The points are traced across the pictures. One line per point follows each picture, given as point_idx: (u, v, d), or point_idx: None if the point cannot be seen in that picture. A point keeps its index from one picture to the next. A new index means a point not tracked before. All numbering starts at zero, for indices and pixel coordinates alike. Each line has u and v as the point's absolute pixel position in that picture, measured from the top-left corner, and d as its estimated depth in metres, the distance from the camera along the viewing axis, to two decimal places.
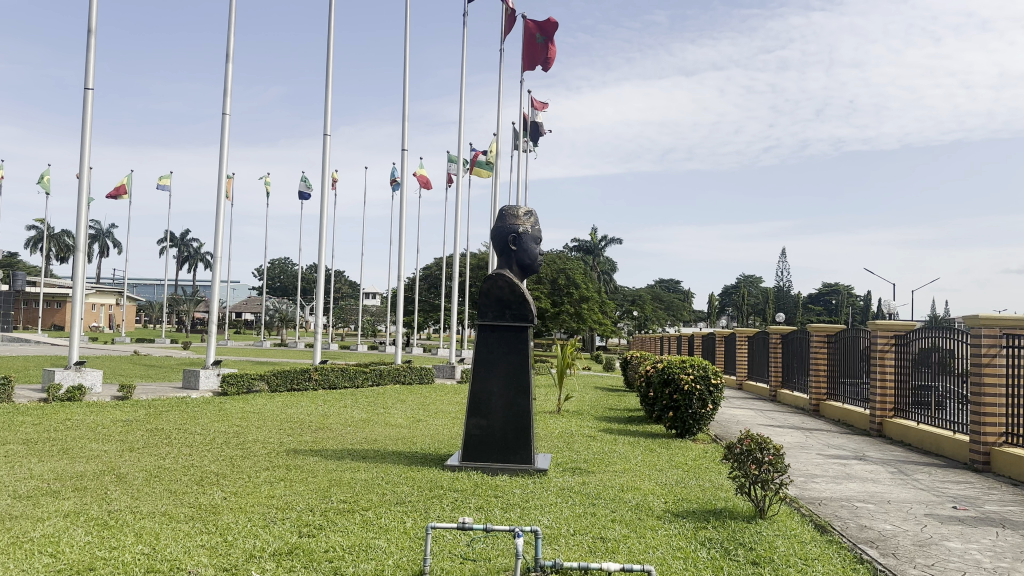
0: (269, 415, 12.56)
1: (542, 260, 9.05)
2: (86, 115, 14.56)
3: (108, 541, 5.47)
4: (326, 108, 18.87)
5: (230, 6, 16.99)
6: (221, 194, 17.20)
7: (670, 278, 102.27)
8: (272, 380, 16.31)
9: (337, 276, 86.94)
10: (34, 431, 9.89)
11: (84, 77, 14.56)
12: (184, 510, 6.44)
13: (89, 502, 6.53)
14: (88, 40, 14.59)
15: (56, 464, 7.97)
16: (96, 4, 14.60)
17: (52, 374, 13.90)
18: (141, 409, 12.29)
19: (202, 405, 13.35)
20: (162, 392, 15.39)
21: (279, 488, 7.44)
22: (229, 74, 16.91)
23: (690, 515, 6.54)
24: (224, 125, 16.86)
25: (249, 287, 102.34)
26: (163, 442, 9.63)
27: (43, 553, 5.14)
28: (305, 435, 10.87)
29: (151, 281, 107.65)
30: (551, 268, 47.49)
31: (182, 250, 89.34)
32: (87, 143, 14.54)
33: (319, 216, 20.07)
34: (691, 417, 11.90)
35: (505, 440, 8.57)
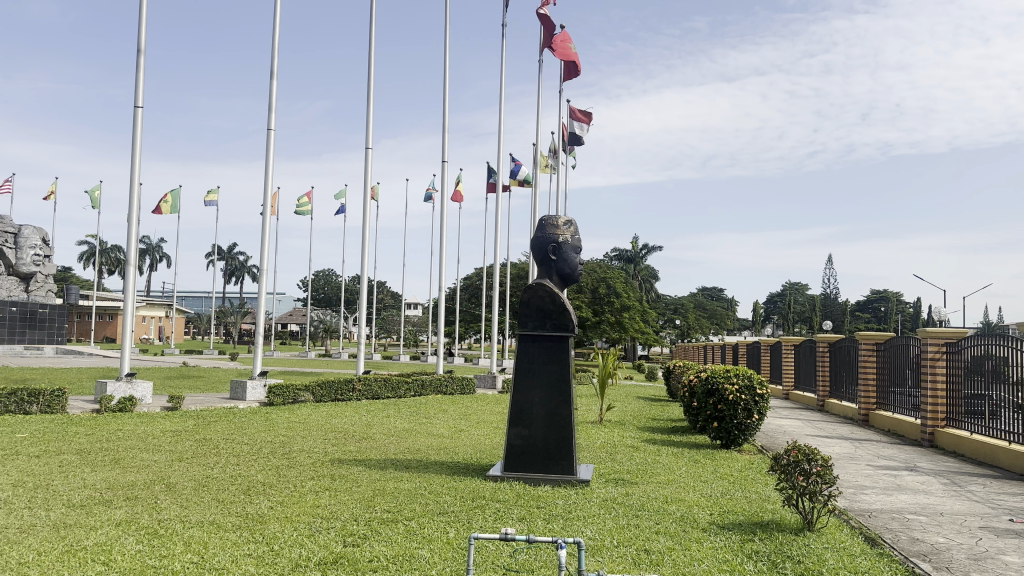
0: (314, 425, 12.73)
1: (582, 269, 9.02)
2: (136, 133, 15.01)
3: (159, 550, 5.59)
4: (368, 121, 19.14)
5: (274, 23, 17.35)
6: (266, 207, 17.51)
7: (713, 286, 101.11)
8: (317, 391, 16.54)
9: (379, 287, 87.92)
10: (87, 442, 10.19)
11: (135, 95, 15.01)
12: (232, 519, 6.56)
13: (140, 511, 6.70)
14: (138, 59, 15.06)
15: (109, 474, 8.19)
16: (145, 24, 15.05)
17: (104, 386, 14.31)
18: (190, 420, 12.57)
19: (248, 415, 13.59)
20: (210, 403, 15.72)
21: (324, 497, 7.52)
22: (273, 91, 17.25)
23: (736, 527, 6.43)
24: (269, 140, 17.22)
25: (294, 298, 104.29)
26: (211, 452, 9.84)
27: (96, 561, 5.28)
28: (349, 445, 10.98)
29: (200, 293, 110.46)
30: (592, 277, 47.35)
31: (230, 263, 91.31)
32: (138, 160, 14.99)
33: (361, 228, 20.30)
34: (737, 427, 11.71)
35: (548, 450, 8.54)
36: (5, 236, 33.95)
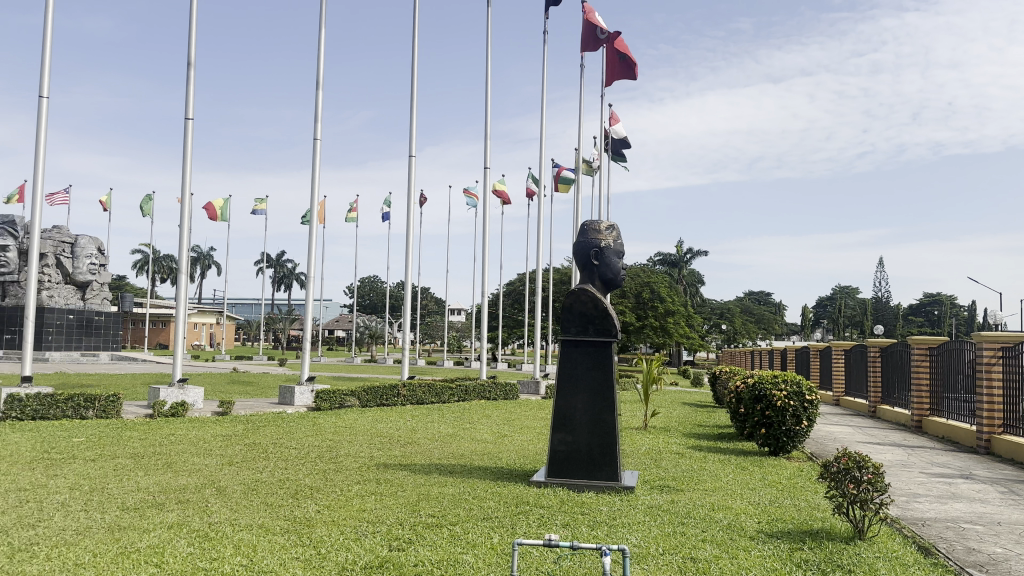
0: (360, 430, 12.89)
1: (625, 274, 8.98)
2: (186, 144, 15.41)
3: (209, 553, 5.72)
4: (411, 129, 19.35)
5: (319, 35, 17.64)
6: (313, 215, 17.82)
7: (760, 290, 99.61)
8: (363, 396, 16.74)
9: (424, 293, 88.67)
10: (141, 446, 10.48)
11: (185, 107, 15.43)
12: (280, 523, 6.68)
13: (191, 514, 6.87)
14: (188, 72, 15.46)
15: (161, 478, 8.41)
16: (194, 39, 15.48)
17: (158, 391, 14.67)
18: (240, 424, 12.84)
19: (296, 420, 13.82)
20: (260, 408, 16.02)
21: (370, 501, 7.61)
22: (320, 102, 17.56)
23: (785, 536, 6.31)
24: (315, 149, 17.51)
25: (341, 304, 105.84)
26: (260, 456, 10.04)
27: (149, 563, 5.42)
28: (393, 450, 11.09)
29: (249, 299, 112.95)
30: (636, 282, 47.04)
31: (278, 271, 93.18)
32: (188, 169, 15.39)
33: (405, 235, 20.48)
34: (785, 434, 11.50)
35: (592, 456, 8.50)
36: (63, 245, 35.08)
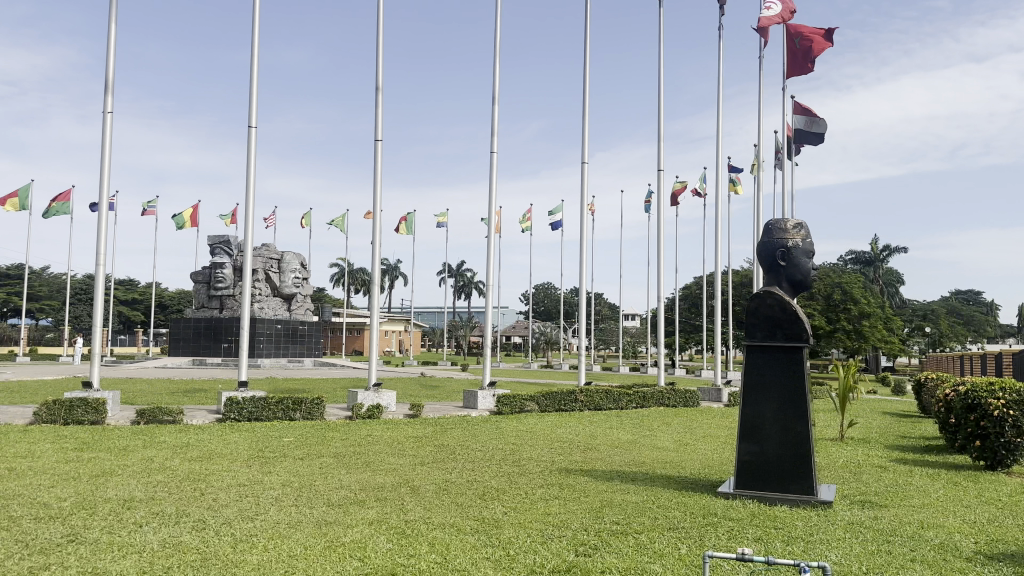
0: (541, 435, 13.11)
1: (816, 275, 8.47)
2: (377, 164, 15.72)
3: (407, 549, 6.06)
4: (585, 137, 19.40)
5: (495, 51, 17.69)
6: (491, 226, 18.35)
7: (970, 289, 90.08)
8: (542, 401, 17.04)
9: (598, 300, 88.82)
10: (343, 446, 11.31)
11: (375, 128, 15.78)
12: (470, 523, 6.95)
13: (389, 511, 7.32)
14: (376, 95, 15.84)
15: (362, 476, 9.03)
16: (381, 62, 15.86)
17: (356, 394, 15.76)
18: (430, 427, 13.49)
19: (481, 424, 14.32)
20: (446, 411, 16.74)
21: (554, 506, 7.71)
22: (496, 116, 18.02)
23: (1012, 560, 5.63)
24: (493, 161, 17.98)
25: (518, 311, 108.57)
26: (449, 458, 10.50)
27: (353, 557, 5.83)
28: (575, 455, 11.17)
29: (432, 307, 118.92)
30: (824, 283, 44.19)
31: (458, 280, 97.30)
32: (379, 187, 15.62)
33: (579, 242, 20.57)
34: (1005, 447, 10.29)
35: (783, 468, 8.08)
36: (271, 262, 38.65)
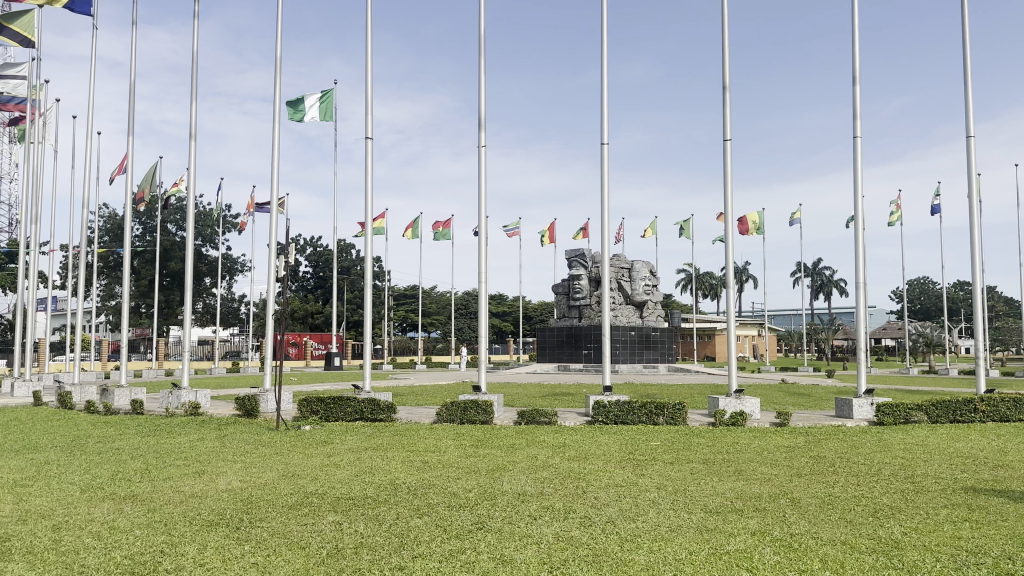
0: (936, 449, 11.45)
1: None
2: (729, 162, 15.39)
3: (798, 564, 5.67)
4: (968, 104, 16.48)
5: (855, 28, 15.91)
6: (859, 220, 16.26)
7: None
8: (931, 411, 14.98)
9: (991, 294, 76.11)
10: (711, 452, 11.11)
11: (726, 129, 15.55)
12: (865, 542, 6.28)
13: (771, 523, 6.94)
14: (726, 96, 15.64)
15: (736, 484, 8.74)
16: (730, 62, 15.62)
17: (718, 401, 15.46)
18: (801, 437, 12.63)
19: (859, 434, 13.02)
20: (817, 420, 15.56)
21: (967, 530, 6.63)
22: (857, 97, 15.86)
23: None
24: (857, 148, 15.71)
25: (887, 311, 97.97)
26: (828, 470, 9.69)
27: (741, 567, 5.61)
28: (986, 473, 9.54)
29: (786, 310, 112.82)
30: None
31: (815, 279, 91.06)
32: (730, 184, 14.88)
33: (969, 229, 17.75)
34: None
35: None
36: (622, 271, 40.17)
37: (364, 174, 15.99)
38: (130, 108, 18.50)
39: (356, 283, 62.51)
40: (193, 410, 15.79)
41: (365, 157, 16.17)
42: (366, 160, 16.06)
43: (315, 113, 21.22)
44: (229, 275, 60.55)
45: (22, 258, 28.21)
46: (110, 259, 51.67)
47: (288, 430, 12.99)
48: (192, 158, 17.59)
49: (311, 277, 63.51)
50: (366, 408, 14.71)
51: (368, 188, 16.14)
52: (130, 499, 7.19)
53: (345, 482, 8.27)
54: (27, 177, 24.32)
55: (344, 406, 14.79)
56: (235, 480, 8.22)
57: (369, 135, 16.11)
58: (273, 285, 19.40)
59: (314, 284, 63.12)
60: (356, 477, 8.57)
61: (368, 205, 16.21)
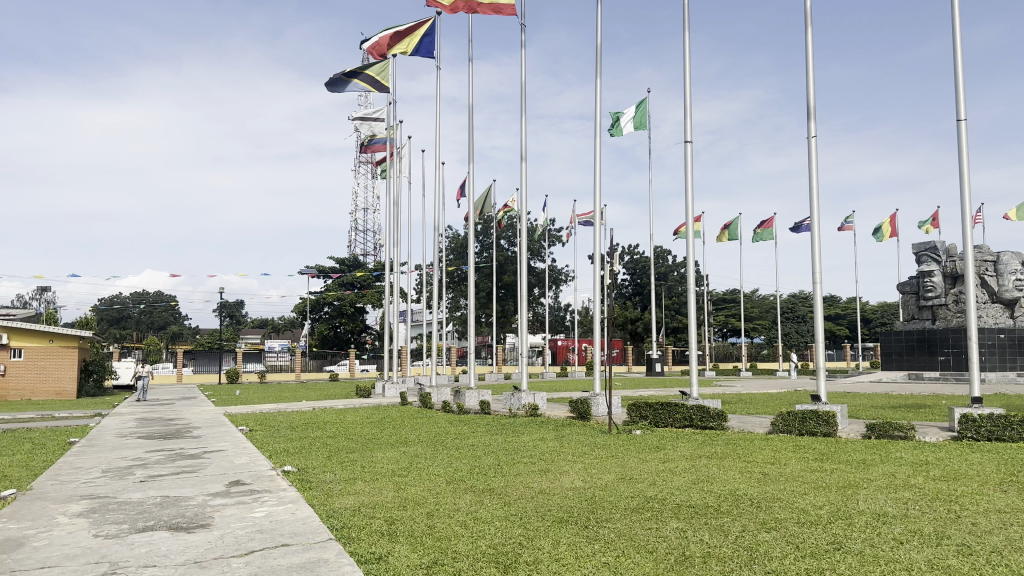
0: None
1: None
2: (958, 148, 13.55)
3: None
4: None
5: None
6: None
7: None
8: None
9: None
10: None
11: (953, 109, 13.63)
12: None
13: None
14: (949, 70, 13.67)
15: None
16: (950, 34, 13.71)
17: None
18: None
19: None
20: None
21: None
22: None
23: None
24: None
25: None
26: None
27: None
28: None
29: None
30: None
31: None
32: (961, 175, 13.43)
33: None
34: None
35: None
36: (987, 263, 34.28)
37: (684, 178, 16.34)
38: (470, 141, 20.95)
39: (675, 289, 62.47)
40: (533, 413, 16.98)
41: (685, 161, 16.50)
42: (686, 164, 16.34)
43: (631, 122, 21.84)
44: (555, 286, 64.55)
45: (389, 278, 32.97)
46: (455, 275, 58.22)
47: (620, 434, 13.31)
48: (523, 179, 19.13)
49: (630, 285, 64.98)
50: (695, 415, 14.50)
51: (690, 193, 16.51)
52: (488, 492, 7.89)
53: (682, 489, 8.18)
54: (389, 208, 28.35)
55: (673, 412, 14.76)
56: (576, 480, 8.60)
57: (689, 140, 16.42)
58: (598, 294, 20.12)
59: (633, 291, 64.49)
60: (694, 484, 8.44)
61: (689, 208, 16.29)
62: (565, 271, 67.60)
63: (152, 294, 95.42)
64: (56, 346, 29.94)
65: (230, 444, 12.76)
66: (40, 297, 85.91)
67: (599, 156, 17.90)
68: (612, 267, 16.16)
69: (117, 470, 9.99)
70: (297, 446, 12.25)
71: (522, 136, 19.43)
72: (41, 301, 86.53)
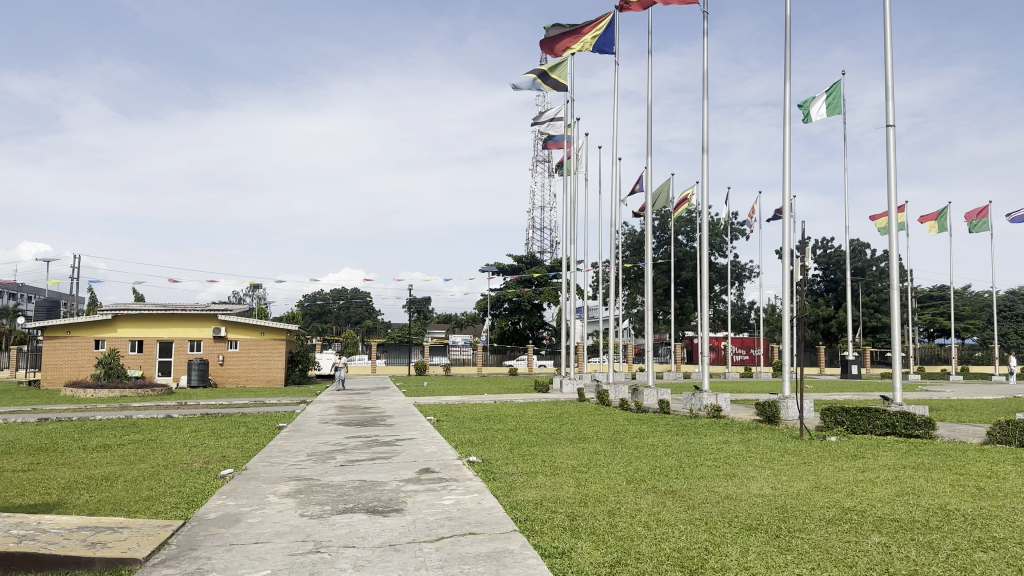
0: None
1: None
2: (890, 151, 15.18)
3: None
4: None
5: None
6: None
7: None
8: None
9: None
10: None
11: (886, 115, 15.25)
12: None
13: None
14: (886, 78, 15.23)
15: None
16: (888, 47, 15.25)
17: None
18: None
19: None
20: None
21: None
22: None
23: None
24: None
25: None
26: None
27: None
28: None
29: None
30: None
31: None
32: (892, 175, 15.12)
33: None
34: None
35: None
36: None
37: (886, 164, 15.10)
38: (648, 134, 20.65)
39: (874, 285, 57.79)
40: (716, 414, 16.39)
41: (887, 146, 15.26)
42: (887, 149, 15.10)
43: (823, 108, 20.44)
44: (739, 282, 62.03)
45: (567, 274, 33.24)
46: (633, 272, 57.63)
47: (813, 440, 12.49)
48: (705, 172, 18.52)
49: (822, 281, 60.99)
50: (899, 422, 13.34)
51: (895, 180, 15.18)
52: (670, 494, 7.70)
53: (885, 501, 7.51)
54: (567, 205, 28.56)
55: (873, 418, 13.63)
56: (764, 486, 8.17)
57: (890, 123, 15.18)
58: (786, 291, 19.04)
59: (825, 287, 60.47)
60: (898, 497, 7.72)
61: (893, 197, 14.97)
62: (749, 267, 64.71)
63: (349, 291, 102.96)
64: (268, 338, 33.11)
65: (418, 433, 13.45)
66: (256, 294, 95.50)
67: (788, 145, 16.92)
68: (803, 262, 15.21)
69: (320, 454, 10.84)
70: (480, 438, 12.67)
71: (704, 127, 18.86)
72: (257, 297, 96.23)
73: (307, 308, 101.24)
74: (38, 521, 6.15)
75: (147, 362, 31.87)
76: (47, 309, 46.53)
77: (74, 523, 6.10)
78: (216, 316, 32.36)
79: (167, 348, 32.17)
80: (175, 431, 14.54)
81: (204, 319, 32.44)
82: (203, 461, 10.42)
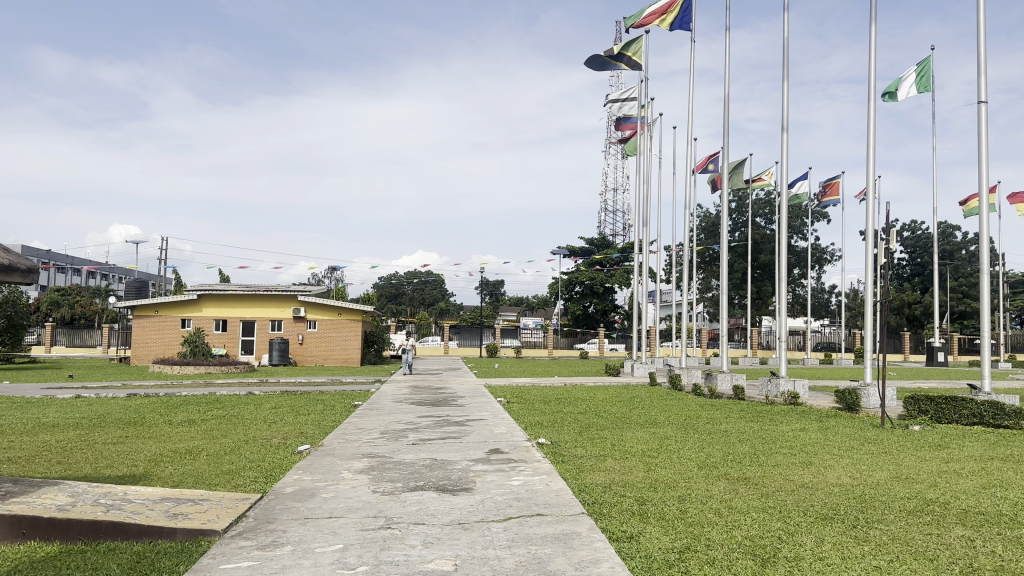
0: None
1: None
2: (981, 129, 14.35)
3: None
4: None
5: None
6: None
7: None
8: None
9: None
10: None
11: (979, 90, 14.37)
12: None
13: None
14: (980, 50, 14.32)
15: None
16: (983, 19, 14.29)
17: None
18: None
19: None
20: None
21: None
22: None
23: None
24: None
25: None
26: None
27: None
28: None
29: None
30: None
31: None
32: (986, 155, 14.24)
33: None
34: None
35: None
36: None
37: (978, 142, 14.31)
38: (726, 115, 20.12)
39: (964, 269, 55.40)
40: (792, 400, 15.96)
41: (978, 123, 14.45)
42: (980, 127, 14.30)
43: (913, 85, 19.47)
44: (819, 265, 60.14)
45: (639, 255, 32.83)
46: (709, 255, 56.83)
47: (895, 429, 12.01)
48: (784, 151, 17.94)
49: (909, 265, 58.69)
50: (987, 412, 12.73)
51: (986, 159, 14.36)
52: (743, 481, 7.57)
53: (971, 493, 7.17)
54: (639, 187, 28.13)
55: (959, 407, 13.02)
56: (842, 476, 7.92)
57: (983, 99, 14.36)
58: (871, 275, 18.22)
59: (912, 271, 58.17)
60: (984, 489, 7.37)
61: (984, 177, 14.18)
62: (831, 250, 62.50)
63: (423, 274, 104.62)
64: (345, 319, 34.01)
65: (488, 414, 13.61)
66: (332, 274, 98.38)
67: (873, 122, 16.20)
68: (886, 246, 14.44)
69: (393, 432, 11.08)
70: (549, 420, 12.73)
71: (782, 105, 18.28)
72: (333, 279, 99.53)
73: (382, 291, 103.60)
74: (126, 491, 6.50)
75: (231, 341, 33.20)
76: (137, 289, 48.82)
77: (158, 493, 6.42)
78: (296, 296, 33.33)
79: (249, 327, 33.47)
80: (255, 407, 15.12)
81: (285, 300, 33.53)
82: (281, 437, 10.79)
